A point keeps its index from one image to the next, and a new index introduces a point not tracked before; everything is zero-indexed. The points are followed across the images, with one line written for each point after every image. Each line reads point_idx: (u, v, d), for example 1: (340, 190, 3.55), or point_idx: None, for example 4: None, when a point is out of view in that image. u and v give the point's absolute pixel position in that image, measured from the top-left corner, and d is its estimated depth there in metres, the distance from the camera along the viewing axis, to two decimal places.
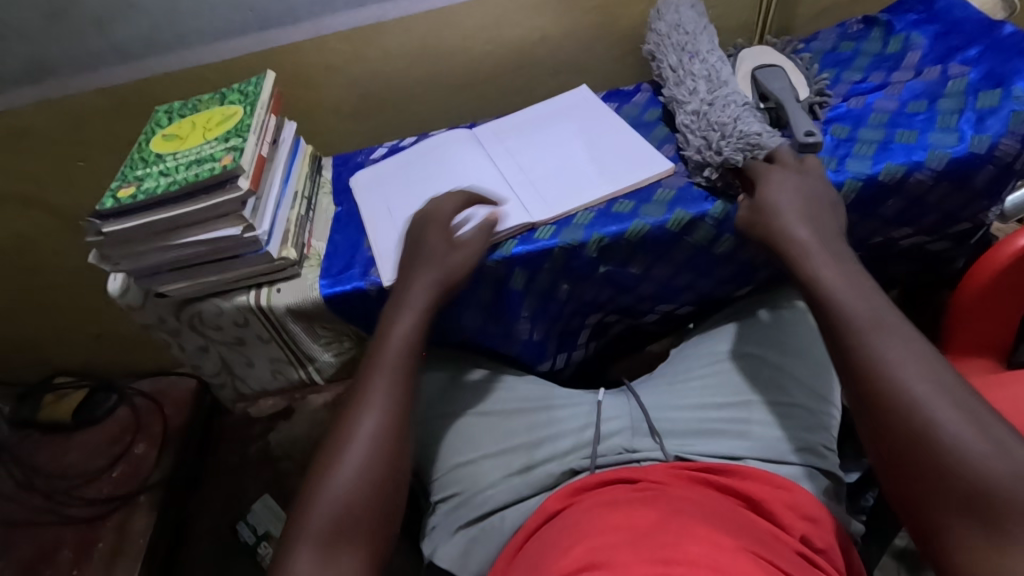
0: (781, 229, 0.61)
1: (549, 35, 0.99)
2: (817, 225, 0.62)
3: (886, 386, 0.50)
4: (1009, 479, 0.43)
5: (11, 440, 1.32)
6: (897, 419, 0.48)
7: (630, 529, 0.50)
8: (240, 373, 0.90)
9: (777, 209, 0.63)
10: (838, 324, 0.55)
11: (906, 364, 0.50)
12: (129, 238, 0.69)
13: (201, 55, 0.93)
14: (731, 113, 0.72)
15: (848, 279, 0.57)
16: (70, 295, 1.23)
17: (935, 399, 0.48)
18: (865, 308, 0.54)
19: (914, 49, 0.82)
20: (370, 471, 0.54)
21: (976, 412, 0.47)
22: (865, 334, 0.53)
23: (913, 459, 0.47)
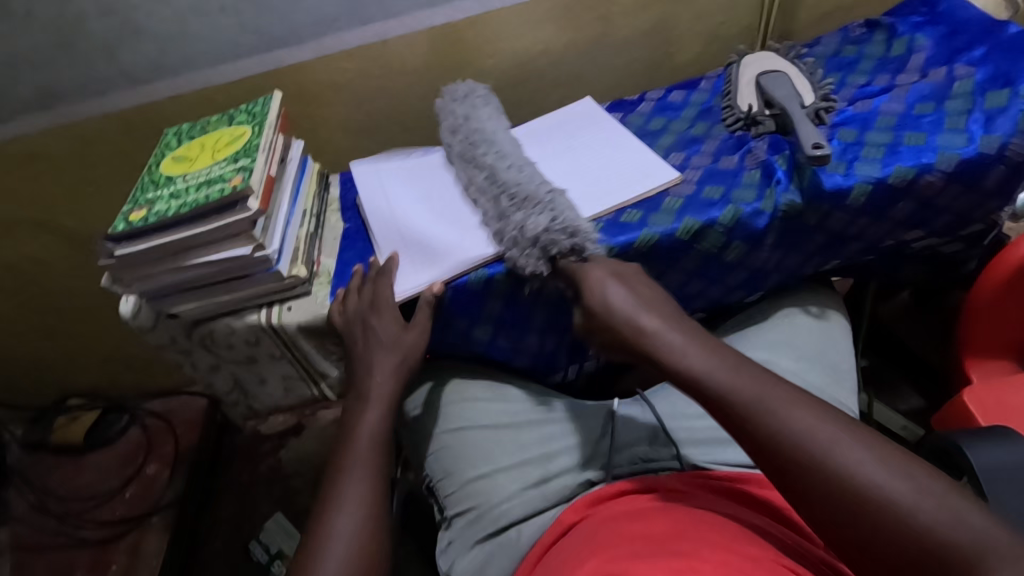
0: (631, 321, 0.58)
1: (550, 47, 1.00)
2: (666, 317, 0.59)
3: (802, 457, 0.47)
4: (935, 517, 0.42)
5: (23, 463, 1.32)
6: (817, 483, 0.46)
7: (649, 539, 0.49)
8: (255, 389, 0.90)
9: (613, 306, 0.60)
10: (723, 406, 0.52)
11: (802, 425, 0.48)
12: (141, 260, 0.70)
13: (208, 77, 0.94)
14: (519, 213, 0.68)
15: (715, 360, 0.54)
16: (81, 318, 1.23)
17: (847, 456, 0.46)
18: (742, 384, 0.52)
19: (919, 50, 0.81)
20: (370, 513, 0.59)
21: (884, 455, 0.45)
22: (759, 417, 0.49)
23: (842, 515, 0.44)
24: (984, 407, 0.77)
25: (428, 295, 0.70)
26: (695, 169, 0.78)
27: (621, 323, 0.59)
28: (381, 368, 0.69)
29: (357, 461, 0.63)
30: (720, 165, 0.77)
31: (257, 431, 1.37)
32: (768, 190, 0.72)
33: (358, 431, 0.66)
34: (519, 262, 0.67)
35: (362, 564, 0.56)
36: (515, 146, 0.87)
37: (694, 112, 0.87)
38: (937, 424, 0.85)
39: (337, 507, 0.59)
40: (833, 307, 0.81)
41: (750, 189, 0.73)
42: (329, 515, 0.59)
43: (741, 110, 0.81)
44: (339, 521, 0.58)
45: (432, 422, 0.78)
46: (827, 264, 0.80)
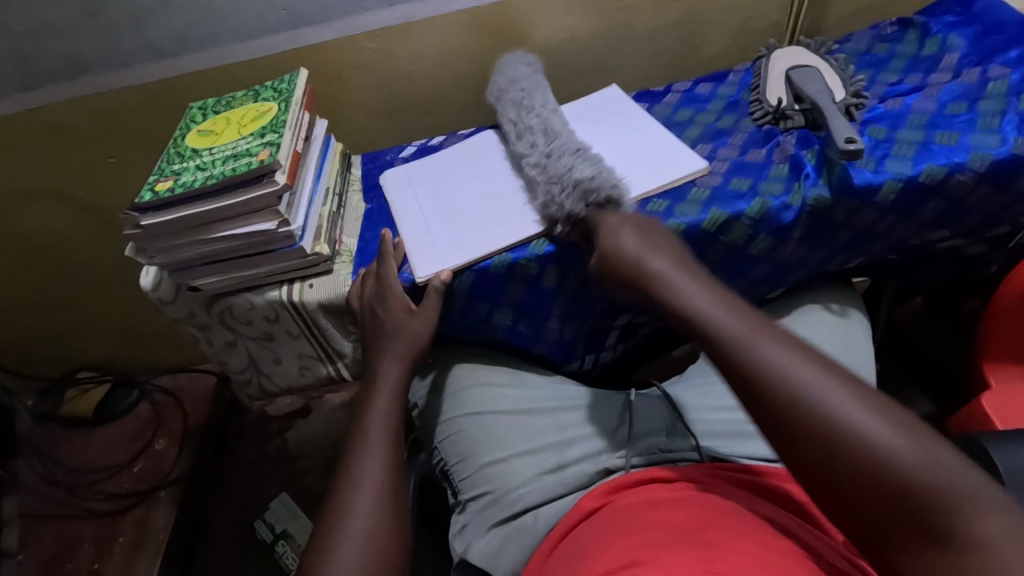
0: (627, 255, 0.61)
1: (577, 35, 0.99)
2: (665, 254, 0.61)
3: (773, 389, 0.47)
4: (905, 450, 0.41)
5: (34, 433, 1.33)
6: (801, 415, 0.45)
7: (674, 527, 0.49)
8: (270, 367, 0.91)
9: (626, 249, 0.62)
10: (724, 338, 0.52)
11: (800, 369, 0.47)
12: (166, 231, 0.70)
13: (233, 53, 0.93)
14: (568, 160, 0.70)
15: (710, 295, 0.56)
16: (96, 291, 1.23)
17: (820, 384, 0.46)
18: (744, 330, 0.52)
19: (952, 50, 0.81)
20: (386, 497, 0.60)
21: (880, 405, 0.44)
22: (737, 346, 0.51)
23: (810, 446, 0.44)
24: (1003, 413, 0.77)
25: (435, 282, 0.70)
26: (722, 161, 0.77)
27: (631, 264, 0.61)
28: (390, 354, 0.70)
29: (371, 442, 0.64)
30: (748, 158, 0.77)
31: (265, 411, 1.37)
32: (796, 184, 0.71)
33: (369, 414, 0.66)
34: (552, 215, 0.69)
35: (380, 542, 0.56)
36: None
37: (720, 105, 0.87)
38: (953, 428, 0.85)
39: (353, 489, 0.60)
40: (853, 305, 0.81)
41: (778, 182, 0.72)
42: (345, 498, 0.59)
43: (769, 104, 0.81)
44: (356, 502, 0.59)
45: (448, 406, 0.79)
46: (850, 262, 0.79)
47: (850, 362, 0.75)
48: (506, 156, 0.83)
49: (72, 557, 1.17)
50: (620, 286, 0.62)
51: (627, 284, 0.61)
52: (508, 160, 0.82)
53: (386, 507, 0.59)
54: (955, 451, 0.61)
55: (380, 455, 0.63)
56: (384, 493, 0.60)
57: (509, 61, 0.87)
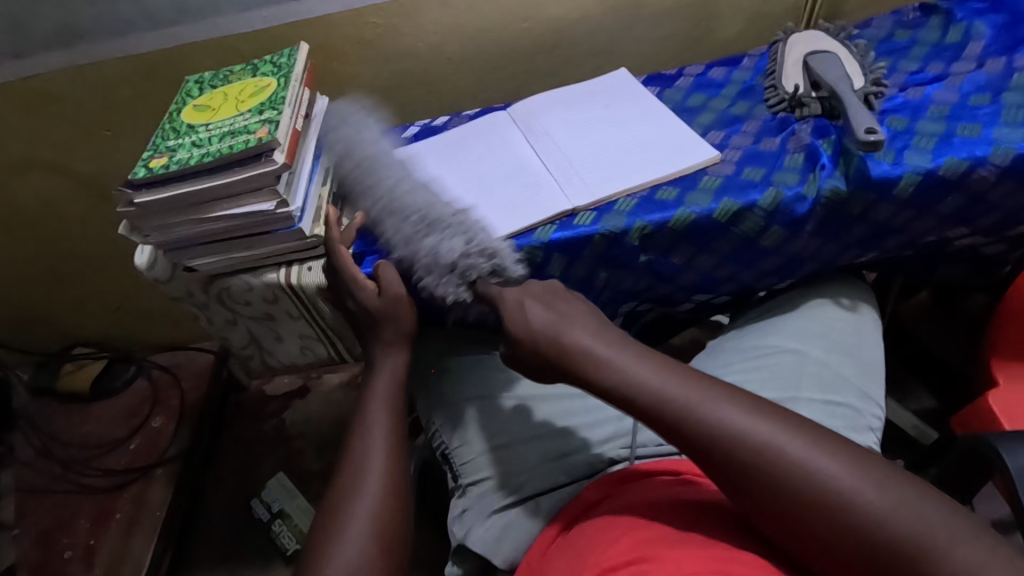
0: (563, 336, 0.58)
1: (588, 14, 0.96)
2: (596, 330, 0.58)
3: (742, 453, 0.46)
4: (877, 497, 0.42)
5: (30, 408, 1.32)
6: (768, 478, 0.44)
7: (679, 524, 0.48)
8: (268, 348, 0.89)
9: (538, 327, 0.59)
10: (662, 413, 0.50)
11: (750, 425, 0.47)
12: (161, 210, 0.68)
13: (231, 24, 0.90)
14: (432, 236, 0.67)
15: (649, 363, 0.54)
16: (91, 266, 1.21)
17: (775, 442, 0.45)
18: (682, 389, 0.50)
19: (977, 38, 0.78)
20: (391, 481, 0.59)
21: (827, 446, 0.45)
22: (685, 422, 0.48)
23: (788, 509, 0.43)
24: (1010, 413, 0.75)
25: None
26: (735, 149, 0.75)
27: (549, 342, 0.58)
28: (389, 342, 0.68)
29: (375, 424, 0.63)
30: (761, 147, 0.74)
31: (263, 391, 1.36)
32: (812, 174, 0.69)
33: (370, 400, 0.65)
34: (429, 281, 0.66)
35: (383, 527, 0.55)
36: (543, 116, 0.84)
37: (734, 91, 0.84)
38: (958, 426, 0.84)
39: (356, 473, 0.59)
40: (864, 300, 0.80)
41: (792, 172, 0.70)
42: (348, 482, 0.58)
43: (785, 91, 0.78)
44: (359, 487, 0.57)
45: (450, 390, 0.78)
46: (862, 256, 0.78)
47: (858, 358, 0.74)
48: (515, 137, 0.81)
49: (69, 532, 1.17)
50: (539, 368, 0.61)
51: (550, 365, 0.59)
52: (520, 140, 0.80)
53: (389, 494, 0.58)
54: (966, 453, 0.60)
55: (381, 439, 0.62)
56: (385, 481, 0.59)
57: (341, 109, 0.81)
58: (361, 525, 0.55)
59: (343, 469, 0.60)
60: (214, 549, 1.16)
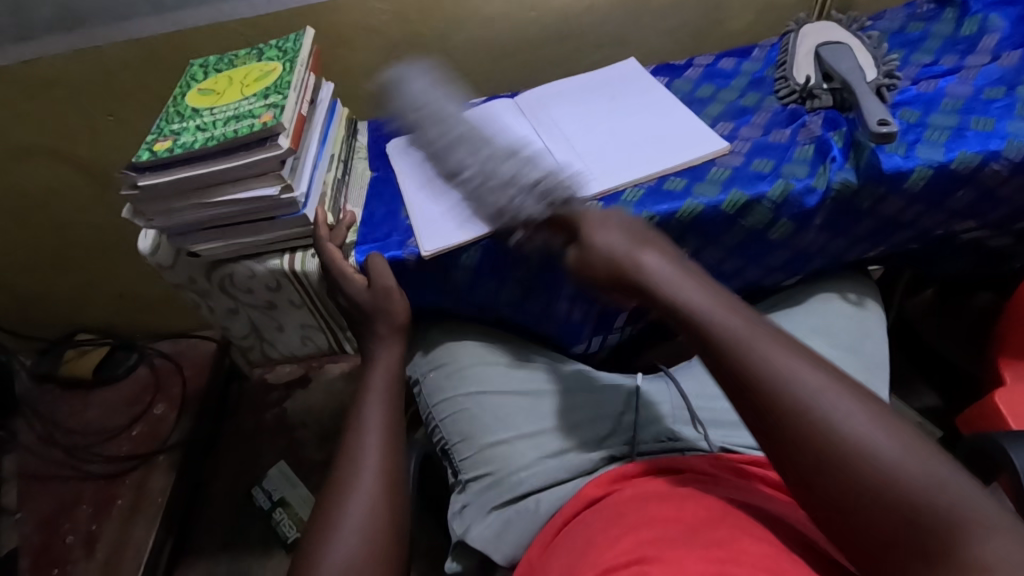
0: (620, 252, 0.54)
1: (597, 3, 0.95)
2: (655, 247, 0.55)
3: (786, 390, 0.43)
4: (915, 472, 0.38)
5: (32, 394, 1.32)
6: (809, 423, 0.41)
7: (680, 524, 0.48)
8: (271, 337, 0.89)
9: (609, 246, 0.55)
10: (708, 343, 0.47)
11: (807, 374, 0.43)
12: (165, 194, 0.67)
13: (236, 8, 0.89)
14: (509, 165, 0.65)
15: (711, 295, 0.50)
16: (93, 252, 1.21)
17: (826, 388, 0.42)
18: (736, 327, 0.47)
19: (992, 31, 0.77)
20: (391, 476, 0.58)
21: (881, 413, 0.41)
22: (742, 348, 0.45)
23: (820, 458, 0.40)
24: (1016, 411, 0.75)
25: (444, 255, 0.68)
26: (744, 140, 0.74)
27: (613, 257, 0.54)
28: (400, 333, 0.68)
29: (377, 417, 0.62)
30: (771, 139, 0.73)
31: (264, 380, 1.36)
32: (821, 167, 0.69)
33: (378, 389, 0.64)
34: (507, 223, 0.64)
35: (384, 522, 0.55)
36: (549, 105, 0.83)
37: (744, 82, 0.83)
38: (963, 424, 0.83)
39: (357, 466, 0.58)
40: (871, 296, 0.79)
41: (802, 165, 0.70)
42: (347, 474, 0.58)
43: (796, 82, 0.77)
44: (358, 481, 0.57)
45: (450, 383, 0.78)
46: (870, 251, 0.77)
47: (863, 355, 0.73)
48: (520, 127, 0.80)
49: (70, 517, 1.17)
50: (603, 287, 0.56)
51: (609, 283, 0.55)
52: (526, 129, 0.79)
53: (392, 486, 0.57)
54: (971, 450, 0.60)
55: (382, 431, 0.61)
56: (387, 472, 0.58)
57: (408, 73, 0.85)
58: (358, 521, 0.54)
59: (342, 463, 0.59)
60: (215, 537, 1.16)
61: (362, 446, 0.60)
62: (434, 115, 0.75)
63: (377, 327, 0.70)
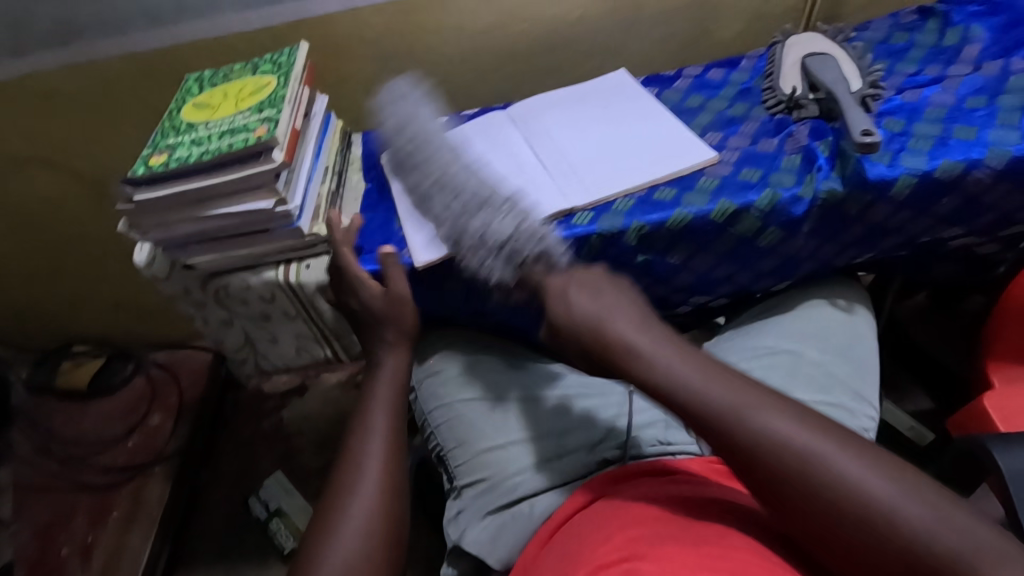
0: (614, 333, 0.58)
1: (587, 15, 0.96)
2: (632, 318, 0.59)
3: (775, 458, 0.46)
4: (915, 510, 0.42)
5: (28, 405, 1.32)
6: (805, 484, 0.45)
7: (671, 523, 0.48)
8: (266, 347, 0.89)
9: (583, 314, 0.60)
10: (693, 409, 0.51)
11: (785, 427, 0.47)
12: (161, 208, 0.68)
13: (231, 23, 0.90)
14: (480, 217, 0.66)
15: (686, 361, 0.54)
16: (89, 263, 1.21)
17: (809, 443, 0.46)
18: (714, 388, 0.51)
19: (973, 41, 0.78)
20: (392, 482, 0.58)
21: (851, 445, 0.46)
22: (725, 421, 0.49)
23: (829, 520, 0.44)
24: (1005, 414, 0.76)
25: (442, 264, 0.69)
26: (733, 150, 0.75)
27: (590, 331, 0.59)
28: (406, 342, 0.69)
29: (374, 423, 0.63)
30: (759, 148, 0.75)
31: (261, 389, 1.36)
32: (808, 176, 0.70)
33: (378, 397, 0.65)
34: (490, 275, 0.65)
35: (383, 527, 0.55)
36: (541, 117, 0.84)
37: (732, 92, 0.84)
38: (954, 427, 0.84)
39: (355, 472, 0.59)
40: (860, 301, 0.80)
41: (789, 174, 0.71)
42: (347, 479, 0.58)
43: (783, 92, 0.79)
44: (357, 485, 0.58)
45: (446, 390, 0.78)
46: (859, 257, 0.78)
47: (852, 359, 0.74)
48: (513, 138, 0.81)
49: (65, 530, 1.17)
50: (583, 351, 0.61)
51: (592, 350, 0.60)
52: (518, 141, 0.81)
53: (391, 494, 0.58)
54: (959, 453, 0.61)
55: (382, 438, 0.62)
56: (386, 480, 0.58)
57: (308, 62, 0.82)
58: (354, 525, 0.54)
59: (340, 468, 0.60)
60: (211, 547, 1.16)
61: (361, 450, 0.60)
62: (425, 143, 0.75)
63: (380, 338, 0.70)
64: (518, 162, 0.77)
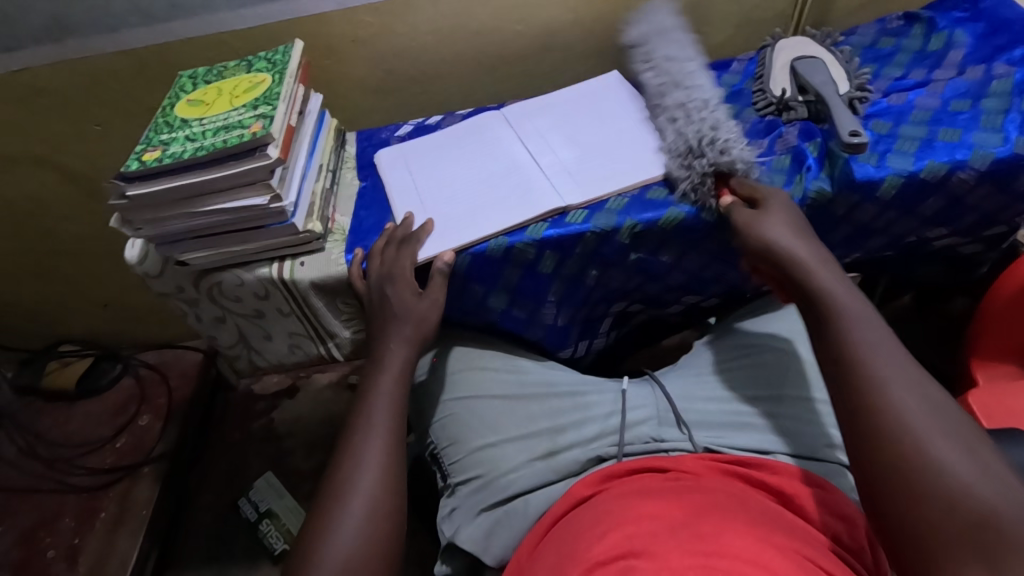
0: (779, 241, 0.61)
1: (582, 17, 0.97)
2: (813, 248, 0.61)
3: (879, 393, 0.48)
4: (987, 491, 0.41)
5: (14, 406, 1.31)
6: (891, 424, 0.47)
7: (666, 518, 0.49)
8: (258, 345, 0.89)
9: (766, 238, 0.62)
10: (839, 347, 0.53)
11: (913, 400, 0.47)
12: (154, 203, 0.68)
13: (225, 20, 0.90)
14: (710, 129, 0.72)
15: (842, 284, 0.57)
16: (78, 262, 1.20)
17: (917, 399, 0.47)
18: (870, 340, 0.52)
19: (958, 46, 0.80)
20: (386, 482, 0.58)
21: (973, 445, 0.44)
22: (858, 345, 0.52)
23: (899, 464, 0.45)
24: (989, 411, 0.77)
25: (440, 263, 0.69)
26: None
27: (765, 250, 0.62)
28: (397, 336, 0.68)
29: (370, 419, 0.62)
30: (749, 149, 0.76)
31: (251, 391, 1.35)
32: (797, 176, 0.71)
33: (372, 393, 0.65)
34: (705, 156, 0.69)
35: (376, 524, 0.55)
36: (535, 117, 0.85)
37: (723, 94, 0.86)
38: None
39: (354, 467, 0.58)
40: None
41: (779, 174, 0.72)
42: (342, 477, 0.58)
43: (773, 94, 0.80)
44: (352, 483, 0.57)
45: (440, 388, 0.79)
46: (846, 257, 0.80)
47: None
48: (506, 137, 0.82)
49: (52, 531, 1.15)
50: (770, 275, 0.64)
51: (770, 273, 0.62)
52: (511, 140, 0.81)
53: (385, 492, 0.58)
54: None
55: (379, 435, 0.61)
56: (381, 477, 0.58)
57: (305, 61, 0.82)
58: (349, 525, 0.54)
59: (336, 465, 0.60)
60: (200, 548, 1.15)
61: (357, 447, 0.60)
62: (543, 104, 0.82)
63: (374, 333, 0.70)
64: (509, 161, 0.78)
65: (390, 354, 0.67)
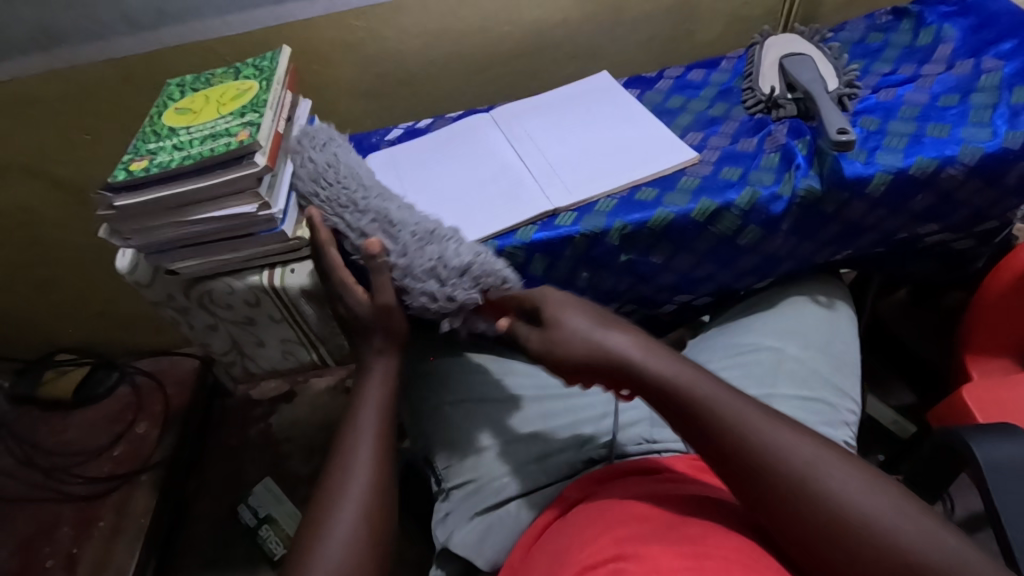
0: (614, 344, 0.56)
1: (570, 18, 0.97)
2: (628, 330, 0.58)
3: (776, 474, 0.48)
4: (900, 524, 0.45)
5: (11, 416, 1.31)
6: (806, 497, 0.47)
7: (654, 522, 0.49)
8: (251, 352, 0.89)
9: (581, 333, 0.58)
10: (719, 442, 0.51)
11: (802, 456, 0.48)
12: (142, 212, 0.68)
13: (213, 27, 0.90)
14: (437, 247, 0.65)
15: (676, 364, 0.55)
16: (72, 271, 1.20)
17: (807, 459, 0.48)
18: (741, 415, 0.51)
19: (946, 41, 0.80)
20: (377, 489, 0.58)
21: (860, 474, 0.48)
22: (734, 429, 0.50)
23: (828, 535, 0.46)
24: (983, 406, 0.77)
25: None
26: (713, 150, 0.76)
27: (602, 358, 0.56)
28: (388, 342, 0.68)
29: (361, 425, 0.62)
30: (738, 147, 0.76)
31: (248, 396, 1.34)
32: (787, 174, 0.71)
33: (362, 399, 0.64)
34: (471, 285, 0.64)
35: (366, 531, 0.55)
36: (525, 119, 0.84)
37: (713, 93, 0.85)
38: (934, 419, 0.86)
39: (345, 474, 0.58)
40: (840, 297, 0.81)
41: (769, 172, 0.72)
42: (333, 484, 0.58)
43: (762, 92, 0.80)
44: (342, 490, 0.57)
45: (433, 393, 0.79)
46: (838, 254, 0.79)
47: (835, 356, 0.75)
48: (496, 139, 0.82)
49: (50, 541, 1.15)
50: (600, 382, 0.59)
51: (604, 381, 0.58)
52: (501, 142, 0.81)
53: (376, 499, 0.57)
54: (938, 444, 0.61)
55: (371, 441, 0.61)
56: (372, 484, 0.58)
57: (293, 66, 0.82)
58: (339, 533, 0.54)
59: (326, 473, 0.59)
60: (199, 555, 1.15)
61: (347, 454, 0.60)
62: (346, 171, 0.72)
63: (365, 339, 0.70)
64: (500, 164, 0.78)
65: (380, 360, 0.67)
